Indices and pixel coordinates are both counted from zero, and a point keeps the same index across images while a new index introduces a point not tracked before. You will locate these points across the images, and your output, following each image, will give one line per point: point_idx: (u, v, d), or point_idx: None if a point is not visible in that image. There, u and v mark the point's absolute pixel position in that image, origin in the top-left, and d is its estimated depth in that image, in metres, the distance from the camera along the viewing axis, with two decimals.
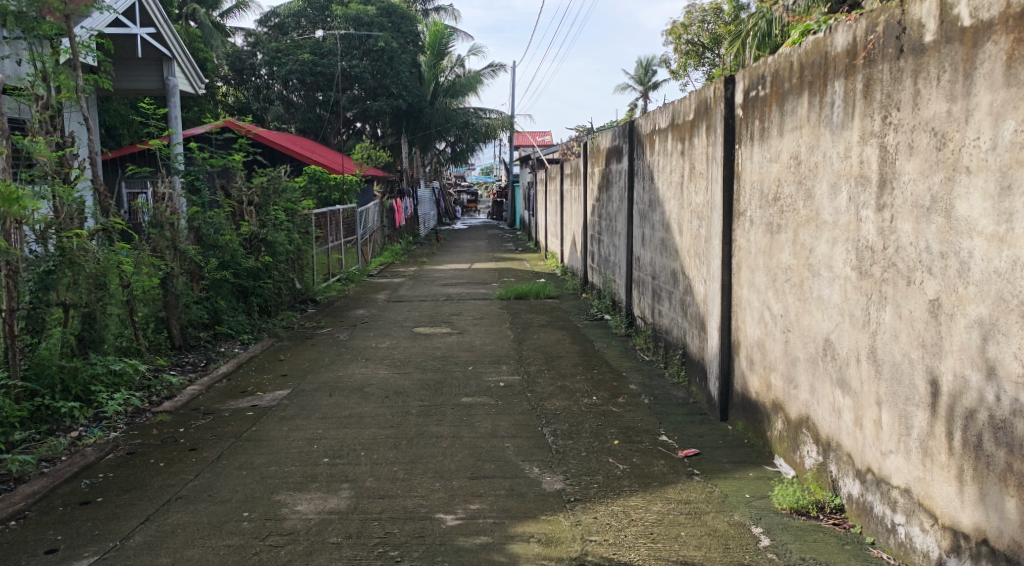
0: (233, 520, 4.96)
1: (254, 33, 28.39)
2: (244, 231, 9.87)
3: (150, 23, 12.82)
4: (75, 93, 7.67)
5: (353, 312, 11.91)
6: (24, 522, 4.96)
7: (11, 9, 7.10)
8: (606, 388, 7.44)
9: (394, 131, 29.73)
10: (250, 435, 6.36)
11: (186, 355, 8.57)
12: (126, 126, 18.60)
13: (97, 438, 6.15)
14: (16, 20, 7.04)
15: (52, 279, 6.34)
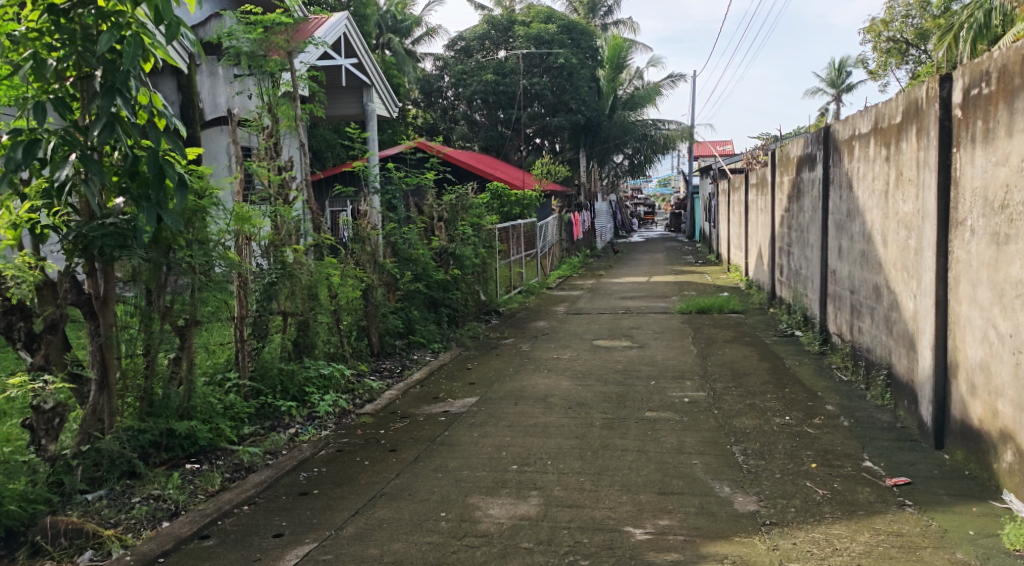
0: (432, 519, 5.12)
1: (442, 57, 29.42)
2: (435, 246, 10.22)
3: (353, 53, 13.49)
4: (295, 122, 8.19)
5: (534, 323, 12.05)
6: (255, 507, 5.33)
7: (243, 49, 7.69)
8: (801, 408, 7.12)
9: (573, 146, 29.96)
10: (443, 439, 6.56)
11: (383, 361, 8.97)
12: (328, 150, 19.82)
13: (312, 435, 6.54)
14: (249, 59, 7.68)
15: (275, 290, 6.89)
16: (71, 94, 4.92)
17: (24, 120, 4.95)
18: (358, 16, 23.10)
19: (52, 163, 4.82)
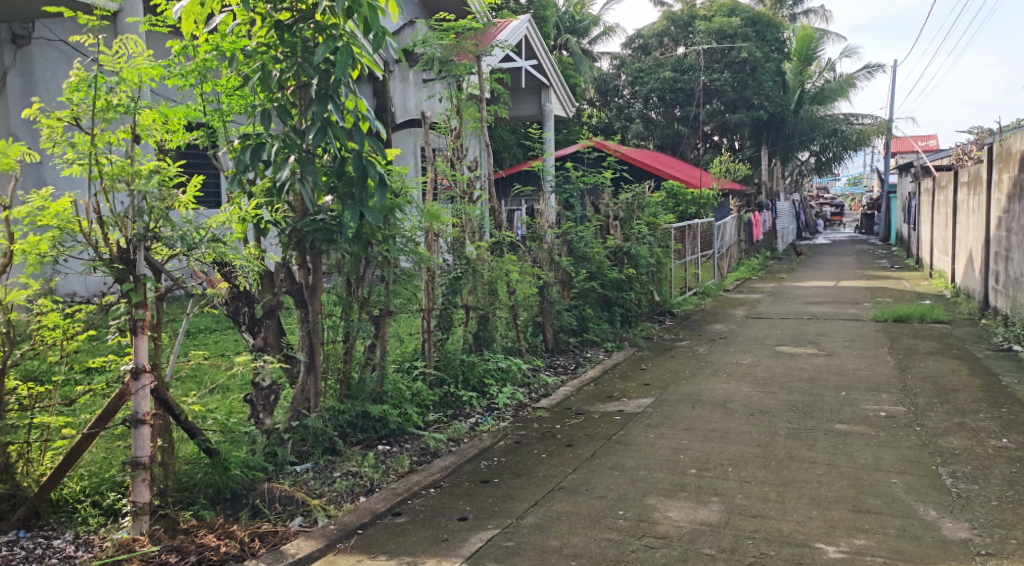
0: (610, 516, 5.19)
1: (620, 55, 29.26)
2: (610, 245, 10.24)
3: (533, 55, 13.77)
4: (481, 124, 8.33)
5: (711, 326, 11.84)
6: (440, 491, 5.59)
7: (437, 56, 7.84)
8: (1018, 431, 6.63)
9: (754, 143, 29.04)
10: (619, 438, 6.60)
11: (557, 358, 9.10)
12: (504, 150, 20.19)
13: (492, 425, 6.74)
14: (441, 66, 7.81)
15: (459, 284, 7.16)
16: (290, 101, 5.33)
17: (250, 126, 5.43)
18: (538, 18, 23.47)
19: (274, 163, 5.20)
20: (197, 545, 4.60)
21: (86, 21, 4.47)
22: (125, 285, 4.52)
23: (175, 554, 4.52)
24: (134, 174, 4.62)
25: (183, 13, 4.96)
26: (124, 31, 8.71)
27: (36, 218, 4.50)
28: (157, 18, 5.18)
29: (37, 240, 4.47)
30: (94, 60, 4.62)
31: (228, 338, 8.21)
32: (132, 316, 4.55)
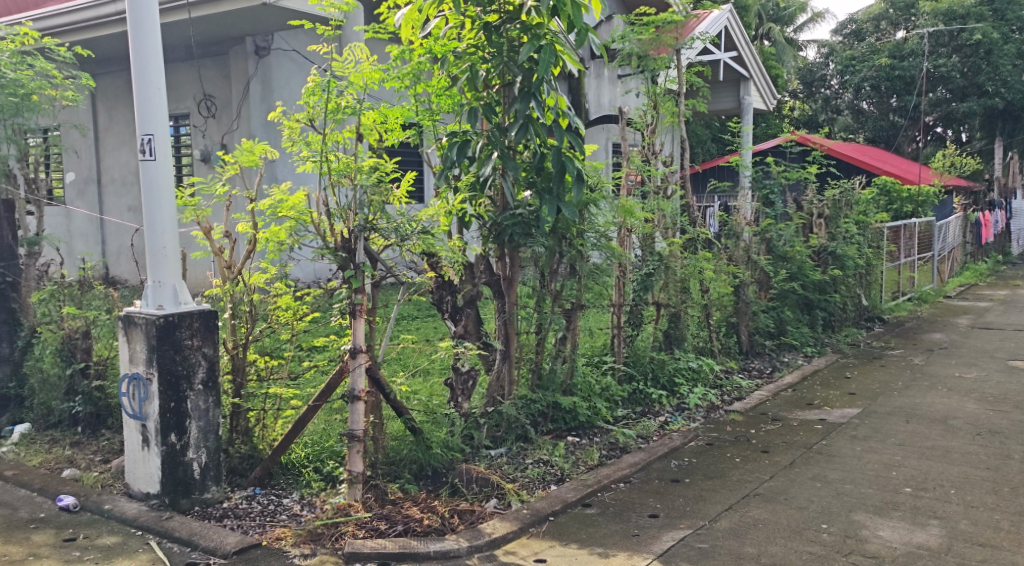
0: (813, 528, 5.06)
1: (829, 43, 27.94)
2: (814, 244, 9.87)
3: (733, 47, 13.53)
4: (678, 119, 8.25)
5: (929, 335, 11.13)
6: (630, 486, 5.66)
7: (633, 52, 7.81)
8: None
9: (984, 135, 26.78)
10: (821, 448, 6.40)
11: (752, 360, 8.88)
12: (701, 145, 19.85)
13: (681, 425, 6.72)
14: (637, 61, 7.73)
15: (651, 280, 7.24)
16: (495, 99, 5.58)
17: (457, 125, 5.70)
18: (740, 7, 22.87)
19: (478, 159, 5.47)
20: (403, 515, 4.93)
21: (324, 31, 4.91)
22: (346, 272, 4.90)
23: (384, 522, 4.87)
24: (357, 170, 5.02)
25: (403, 20, 5.33)
26: (350, 39, 9.40)
27: (276, 209, 5.01)
28: (380, 24, 5.52)
29: (277, 229, 4.98)
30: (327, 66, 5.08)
31: (428, 325, 8.67)
32: (352, 300, 4.95)
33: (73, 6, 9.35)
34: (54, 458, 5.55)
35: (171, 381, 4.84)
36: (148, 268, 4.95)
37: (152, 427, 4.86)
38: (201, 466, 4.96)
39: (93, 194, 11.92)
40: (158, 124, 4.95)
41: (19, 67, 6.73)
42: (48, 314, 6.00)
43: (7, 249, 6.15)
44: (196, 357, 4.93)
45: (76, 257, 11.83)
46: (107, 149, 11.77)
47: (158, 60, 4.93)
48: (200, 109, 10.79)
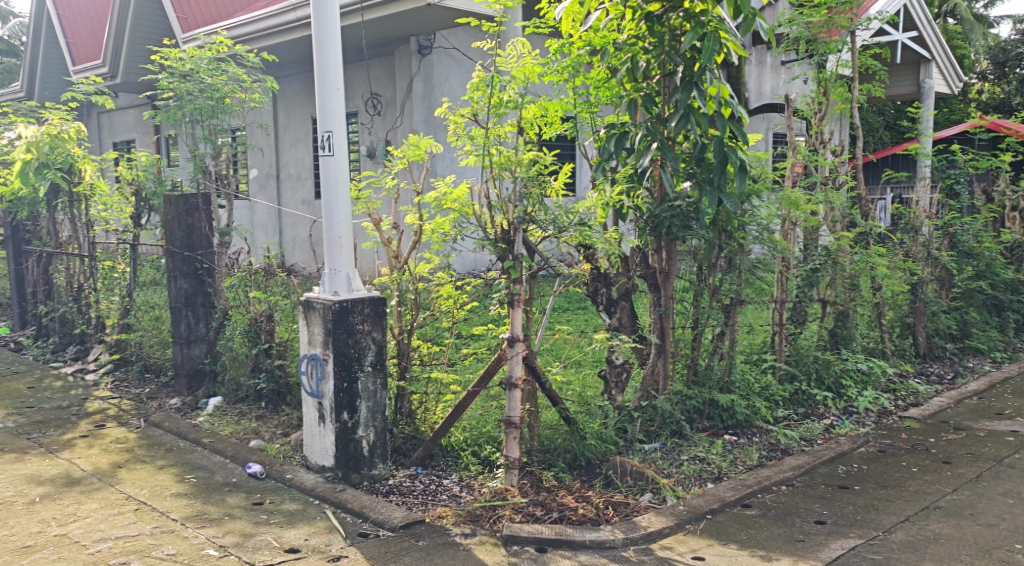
0: (1004, 547, 4.76)
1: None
2: (1005, 239, 9.15)
3: (914, 27, 12.72)
4: (850, 105, 7.88)
5: None
6: (793, 489, 5.51)
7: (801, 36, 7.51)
8: None
9: None
10: (1013, 462, 5.97)
11: (931, 364, 8.37)
12: (875, 133, 18.83)
13: (850, 429, 6.43)
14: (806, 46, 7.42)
15: (817, 277, 6.91)
16: (656, 90, 5.53)
17: (614, 117, 5.73)
18: None
19: (636, 151, 5.45)
20: (559, 503, 5.01)
21: (488, 28, 5.04)
22: (505, 263, 5.05)
23: (540, 508, 4.98)
24: (518, 163, 5.15)
25: (564, 13, 5.35)
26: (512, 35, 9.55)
27: (440, 202, 5.21)
28: (541, 18, 5.58)
29: (441, 221, 5.18)
30: (491, 62, 5.21)
31: (581, 317, 8.70)
32: (510, 290, 5.09)
33: (259, 14, 10.08)
34: (243, 430, 6.02)
35: (345, 363, 5.14)
36: (325, 257, 5.26)
37: (327, 405, 5.18)
38: (370, 443, 5.24)
39: (272, 189, 12.72)
40: (336, 122, 5.26)
41: (216, 73, 7.40)
42: (237, 298, 6.50)
43: (204, 239, 6.73)
44: (366, 341, 5.21)
45: (258, 247, 12.68)
46: (285, 146, 12.48)
47: (336, 60, 5.23)
48: (366, 108, 11.35)
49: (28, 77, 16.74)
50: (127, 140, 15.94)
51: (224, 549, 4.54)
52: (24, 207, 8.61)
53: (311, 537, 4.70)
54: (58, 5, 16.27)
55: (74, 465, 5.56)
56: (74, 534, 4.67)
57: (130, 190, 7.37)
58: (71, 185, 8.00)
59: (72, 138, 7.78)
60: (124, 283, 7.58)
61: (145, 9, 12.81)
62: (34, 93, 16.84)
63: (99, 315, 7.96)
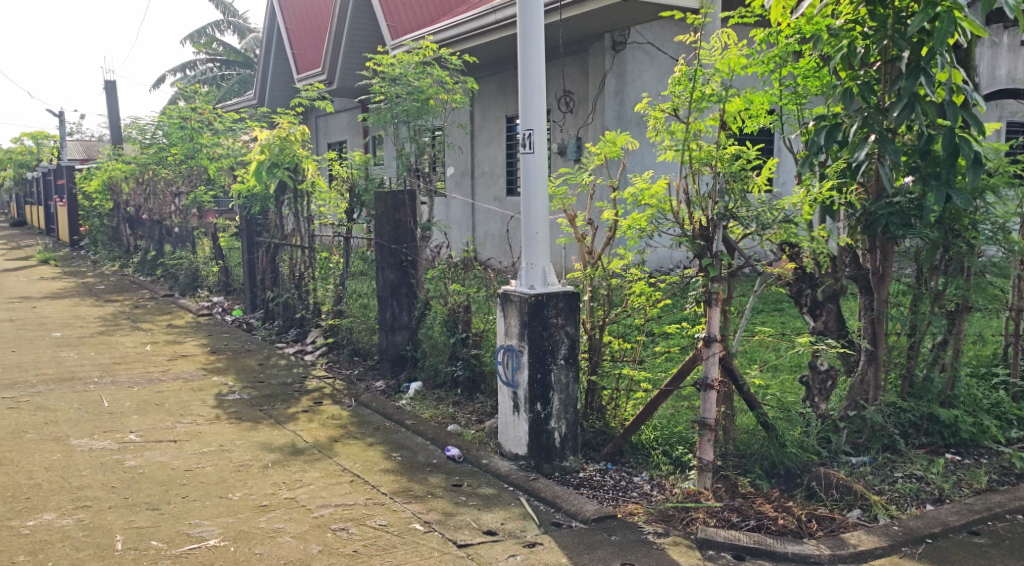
0: None
1: None
2: None
3: None
4: None
5: None
6: None
7: None
8: None
9: None
10: None
11: None
12: None
13: None
14: None
15: None
16: (876, 77, 5.13)
17: (826, 108, 5.36)
18: None
19: (851, 144, 5.07)
20: (757, 511, 4.75)
21: (692, 20, 4.87)
22: (703, 260, 4.88)
23: (736, 514, 4.74)
24: (719, 158, 4.97)
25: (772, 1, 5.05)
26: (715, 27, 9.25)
27: (638, 198, 5.14)
28: (749, 7, 5.32)
29: (637, 217, 5.11)
30: (695, 55, 5.04)
31: (778, 317, 8.34)
32: (708, 289, 4.92)
33: (465, 18, 10.39)
34: (441, 414, 6.40)
35: (539, 355, 5.24)
36: (523, 251, 5.38)
37: (522, 395, 5.31)
38: (562, 435, 5.31)
39: (468, 185, 13.06)
40: (539, 120, 5.36)
41: (421, 76, 8.48)
42: (437, 290, 6.98)
43: (409, 232, 7.22)
44: (560, 335, 5.28)
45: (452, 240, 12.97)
46: (480, 145, 12.72)
47: (539, 60, 5.32)
48: (559, 106, 11.32)
49: (261, 84, 18.47)
50: (341, 141, 17.09)
51: (429, 525, 4.77)
52: (259, 203, 9.58)
53: (507, 521, 4.82)
54: (288, 18, 17.71)
55: (298, 436, 6.12)
56: (301, 498, 5.09)
57: (345, 187, 8.23)
58: (296, 182, 8.90)
59: (298, 140, 8.82)
60: (338, 273, 8.38)
61: (360, 21, 13.92)
62: (267, 98, 18.68)
63: (318, 301, 8.79)
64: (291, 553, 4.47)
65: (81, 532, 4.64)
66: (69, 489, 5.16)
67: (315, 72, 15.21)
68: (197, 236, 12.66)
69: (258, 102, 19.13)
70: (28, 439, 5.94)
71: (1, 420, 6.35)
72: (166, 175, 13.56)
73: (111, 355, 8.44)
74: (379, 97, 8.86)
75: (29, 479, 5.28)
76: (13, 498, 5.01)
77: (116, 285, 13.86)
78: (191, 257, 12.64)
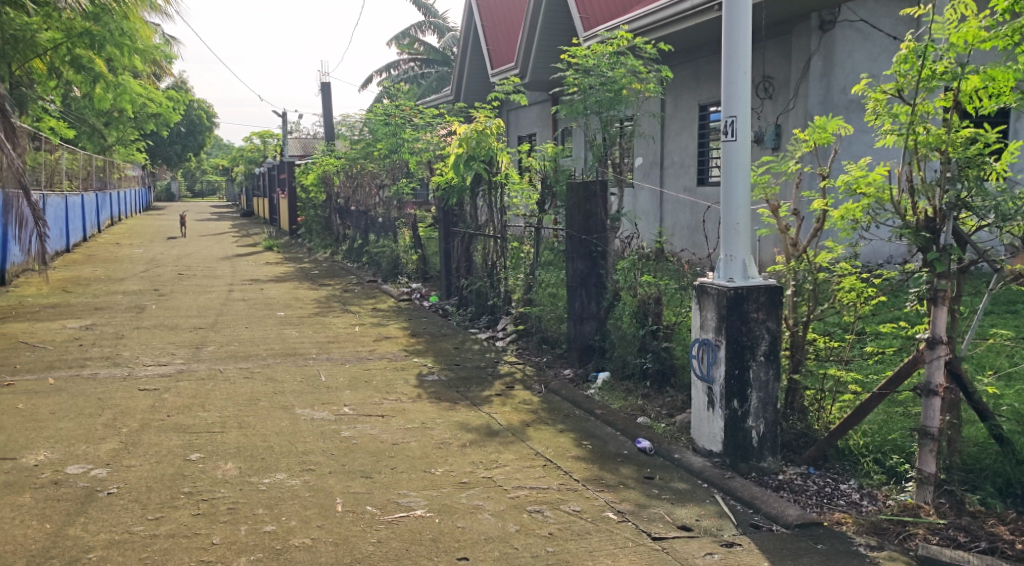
0: None
1: None
2: None
3: None
4: None
5: None
6: None
7: None
8: None
9: None
10: None
11: None
12: None
13: None
14: None
15: None
16: None
17: None
18: None
19: None
20: (988, 532, 4.33)
21: None
22: (929, 254, 4.52)
23: (964, 534, 4.36)
24: (950, 143, 4.56)
25: None
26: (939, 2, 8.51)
27: (851, 187, 4.82)
28: None
29: (851, 207, 4.80)
30: (926, 30, 4.61)
31: (1006, 320, 7.59)
32: (933, 286, 4.56)
33: (659, 5, 10.18)
34: (630, 406, 6.32)
35: (737, 350, 5.04)
36: (721, 242, 5.19)
37: (717, 391, 5.13)
38: (759, 435, 5.08)
39: (656, 175, 12.81)
40: (742, 106, 5.13)
41: (616, 65, 8.43)
42: (628, 281, 6.87)
43: (600, 223, 7.11)
44: (760, 330, 5.06)
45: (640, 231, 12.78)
46: (671, 134, 12.45)
47: (746, 42, 5.10)
48: (758, 92, 10.88)
49: (456, 81, 19.02)
50: (529, 133, 17.49)
51: (622, 515, 4.70)
52: (456, 195, 9.82)
53: (703, 518, 4.67)
54: (483, 13, 18.09)
55: (493, 418, 6.22)
56: (498, 478, 5.15)
57: (539, 178, 8.26)
58: (491, 174, 9.05)
59: (494, 133, 8.83)
60: (529, 262, 8.44)
61: (553, 14, 13.99)
62: (462, 94, 19.28)
63: (509, 289, 8.89)
64: (491, 529, 4.54)
65: (308, 492, 4.92)
66: (296, 452, 5.49)
67: (510, 66, 15.46)
68: (397, 226, 13.19)
69: (454, 98, 19.76)
70: (260, 406, 6.37)
71: (238, 387, 6.86)
72: (373, 168, 14.23)
73: (326, 333, 8.94)
74: (572, 89, 8.86)
75: (263, 441, 5.66)
76: (250, 457, 5.39)
77: (327, 271, 14.69)
78: (392, 246, 13.22)
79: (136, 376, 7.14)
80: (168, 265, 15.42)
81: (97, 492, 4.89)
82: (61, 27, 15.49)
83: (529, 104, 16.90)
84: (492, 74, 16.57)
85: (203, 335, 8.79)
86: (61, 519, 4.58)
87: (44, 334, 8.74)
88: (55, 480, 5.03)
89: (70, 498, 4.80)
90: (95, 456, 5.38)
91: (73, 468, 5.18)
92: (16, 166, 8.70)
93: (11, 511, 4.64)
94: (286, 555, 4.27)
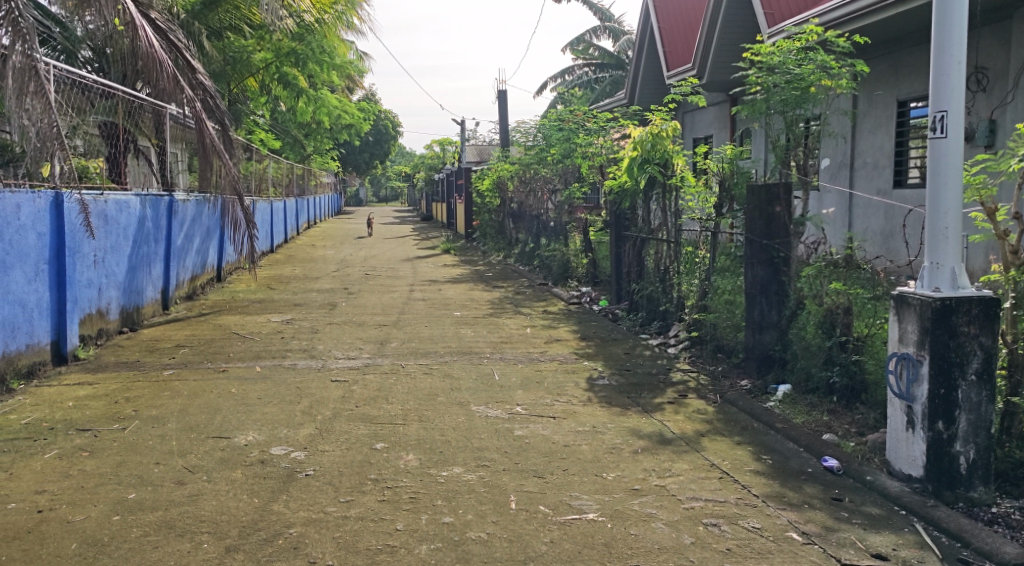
0: None
1: None
2: None
3: None
4: None
5: None
6: None
7: None
8: None
9: None
10: None
11: None
12: None
13: None
14: None
15: None
16: None
17: None
18: None
19: None
20: None
21: None
22: None
23: None
24: None
25: None
26: None
27: None
28: None
29: None
30: None
31: None
32: None
33: None
34: (814, 421, 5.94)
35: (944, 367, 4.61)
36: (926, 249, 4.77)
37: (919, 411, 4.70)
38: (969, 461, 4.63)
39: (845, 177, 12.13)
40: (954, 100, 4.68)
41: (804, 62, 8.00)
42: (813, 289, 6.47)
43: (783, 227, 6.80)
44: (972, 346, 4.61)
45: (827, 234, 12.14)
46: (863, 133, 11.75)
47: (962, 29, 4.66)
48: (971, 84, 10.06)
49: (631, 84, 18.81)
50: (706, 135, 17.02)
51: (808, 536, 4.39)
52: (629, 199, 9.64)
53: (901, 548, 4.29)
54: (661, 15, 17.80)
55: (665, 426, 6.01)
56: (671, 487, 4.95)
57: (718, 181, 7.95)
58: (666, 177, 8.81)
59: (670, 135, 8.65)
60: (704, 268, 8.15)
61: (736, 11, 13.52)
62: (636, 97, 19.04)
63: (682, 295, 8.62)
64: (665, 539, 4.36)
65: (484, 487, 4.91)
66: (472, 448, 5.50)
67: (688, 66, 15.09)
68: (569, 230, 13.16)
69: (628, 102, 19.54)
70: (439, 401, 6.46)
71: (418, 382, 6.99)
72: (546, 173, 14.28)
73: (500, 333, 9.00)
74: (754, 89, 8.50)
75: (443, 435, 5.71)
76: (430, 450, 5.45)
77: (501, 273, 14.86)
78: (564, 249, 13.18)
79: (329, 367, 7.44)
80: (357, 265, 16.12)
81: (297, 473, 5.07)
82: (272, 48, 16.57)
83: (706, 105, 16.44)
84: (668, 75, 16.23)
85: (388, 332, 9.04)
86: (266, 495, 4.78)
87: (250, 326, 9.29)
88: (262, 459, 5.27)
89: (274, 477, 5.01)
90: (294, 439, 5.61)
91: (276, 449, 5.42)
92: (232, 174, 9.31)
93: (225, 484, 4.90)
94: (464, 547, 4.27)
